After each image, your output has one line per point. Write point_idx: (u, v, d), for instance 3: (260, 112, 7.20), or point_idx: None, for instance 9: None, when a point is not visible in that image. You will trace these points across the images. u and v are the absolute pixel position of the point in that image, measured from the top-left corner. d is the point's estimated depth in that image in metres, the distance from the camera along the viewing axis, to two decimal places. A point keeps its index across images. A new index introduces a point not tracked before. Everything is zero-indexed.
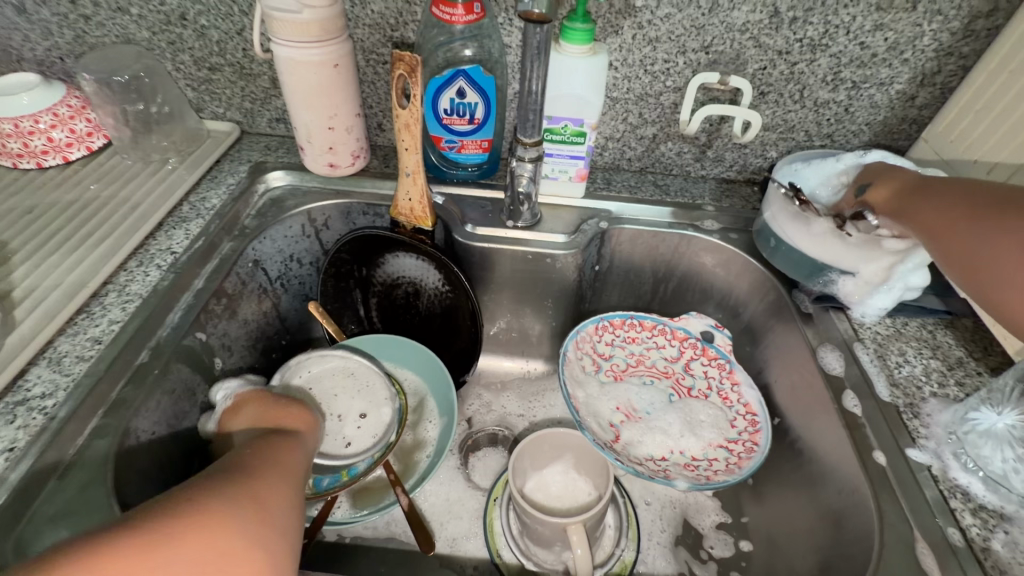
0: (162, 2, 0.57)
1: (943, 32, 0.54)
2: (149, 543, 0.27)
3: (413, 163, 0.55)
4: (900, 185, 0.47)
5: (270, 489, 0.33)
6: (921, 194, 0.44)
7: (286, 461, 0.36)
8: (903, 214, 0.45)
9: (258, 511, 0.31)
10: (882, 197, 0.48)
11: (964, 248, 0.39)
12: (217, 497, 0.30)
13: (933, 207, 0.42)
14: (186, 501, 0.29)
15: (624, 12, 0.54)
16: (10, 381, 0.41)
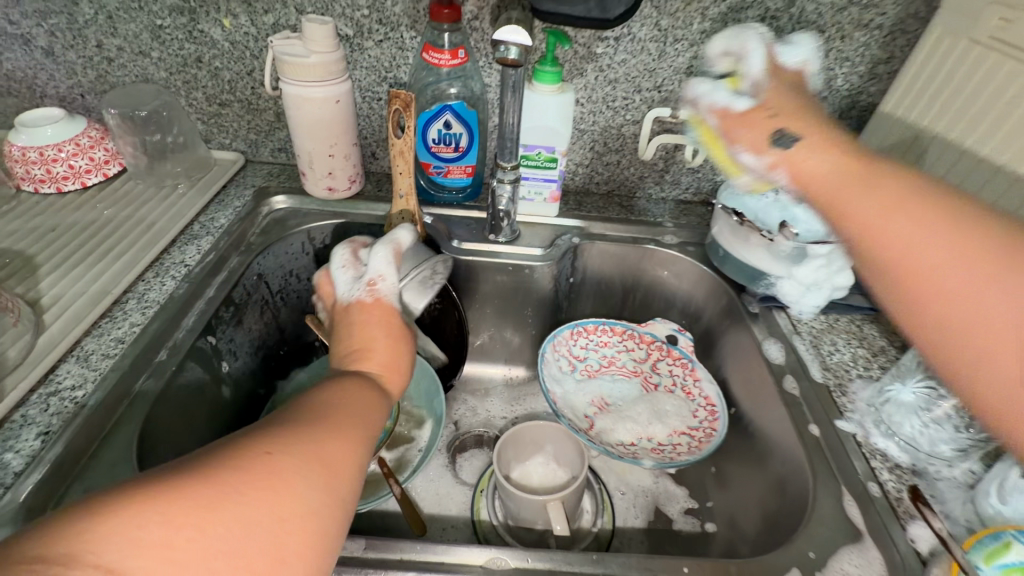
0: (181, 47, 0.65)
1: (853, 76, 0.64)
2: (219, 494, 0.27)
3: (406, 186, 0.62)
4: (836, 152, 0.39)
5: (340, 456, 0.33)
6: (851, 174, 0.37)
7: (362, 424, 0.37)
8: (829, 192, 0.38)
9: (324, 478, 0.31)
10: (810, 162, 0.40)
11: (896, 250, 0.33)
12: (290, 454, 0.31)
13: (861, 195, 0.35)
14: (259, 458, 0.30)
15: (586, 58, 0.64)
16: (42, 375, 0.45)
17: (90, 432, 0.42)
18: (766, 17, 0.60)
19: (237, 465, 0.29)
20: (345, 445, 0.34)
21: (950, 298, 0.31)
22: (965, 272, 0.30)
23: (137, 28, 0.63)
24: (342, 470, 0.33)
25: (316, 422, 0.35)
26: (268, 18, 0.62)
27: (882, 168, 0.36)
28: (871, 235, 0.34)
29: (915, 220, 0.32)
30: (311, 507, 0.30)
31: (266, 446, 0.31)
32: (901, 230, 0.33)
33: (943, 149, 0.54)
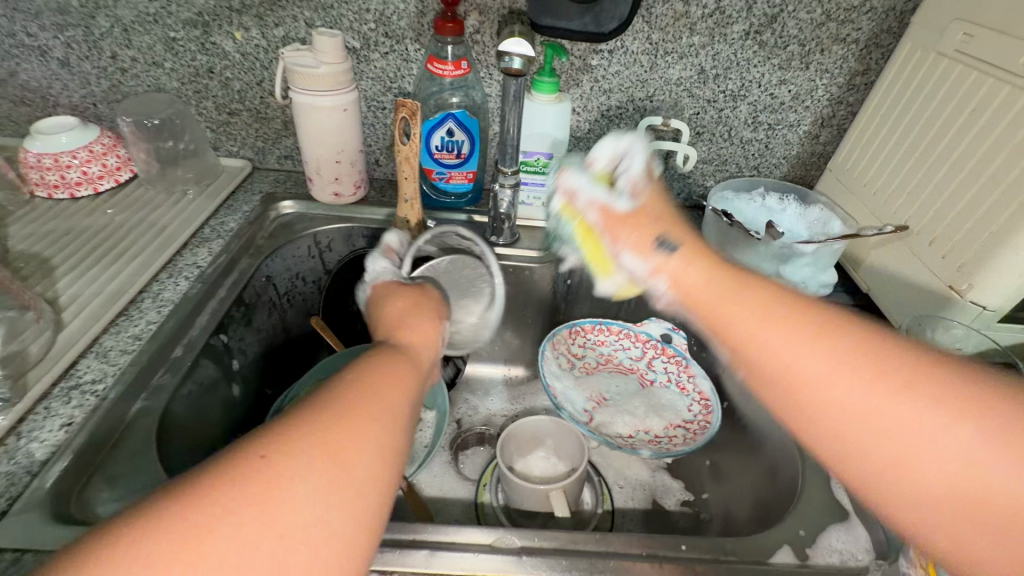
0: (193, 58, 0.67)
1: (832, 86, 0.68)
2: (213, 516, 0.25)
3: (411, 190, 0.65)
4: (712, 263, 0.41)
5: (354, 448, 0.30)
6: (732, 292, 0.38)
7: (381, 407, 0.33)
8: (719, 313, 0.38)
9: (334, 477, 0.28)
10: (693, 275, 0.41)
11: (799, 377, 0.34)
12: (294, 454, 0.28)
13: (753, 314, 0.36)
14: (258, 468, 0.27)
15: (582, 70, 0.67)
16: (63, 370, 0.47)
17: (111, 424, 0.44)
18: (750, 31, 0.64)
19: (235, 474, 0.27)
20: (360, 434, 0.31)
21: (864, 420, 0.32)
22: (865, 390, 0.32)
23: (151, 40, 0.66)
24: (358, 464, 0.30)
25: (326, 408, 0.31)
26: (278, 31, 0.65)
27: (756, 283, 0.38)
28: (772, 363, 0.35)
29: (808, 344, 0.34)
30: (323, 512, 0.27)
31: (264, 447, 0.28)
32: (799, 352, 0.34)
33: (920, 155, 0.56)
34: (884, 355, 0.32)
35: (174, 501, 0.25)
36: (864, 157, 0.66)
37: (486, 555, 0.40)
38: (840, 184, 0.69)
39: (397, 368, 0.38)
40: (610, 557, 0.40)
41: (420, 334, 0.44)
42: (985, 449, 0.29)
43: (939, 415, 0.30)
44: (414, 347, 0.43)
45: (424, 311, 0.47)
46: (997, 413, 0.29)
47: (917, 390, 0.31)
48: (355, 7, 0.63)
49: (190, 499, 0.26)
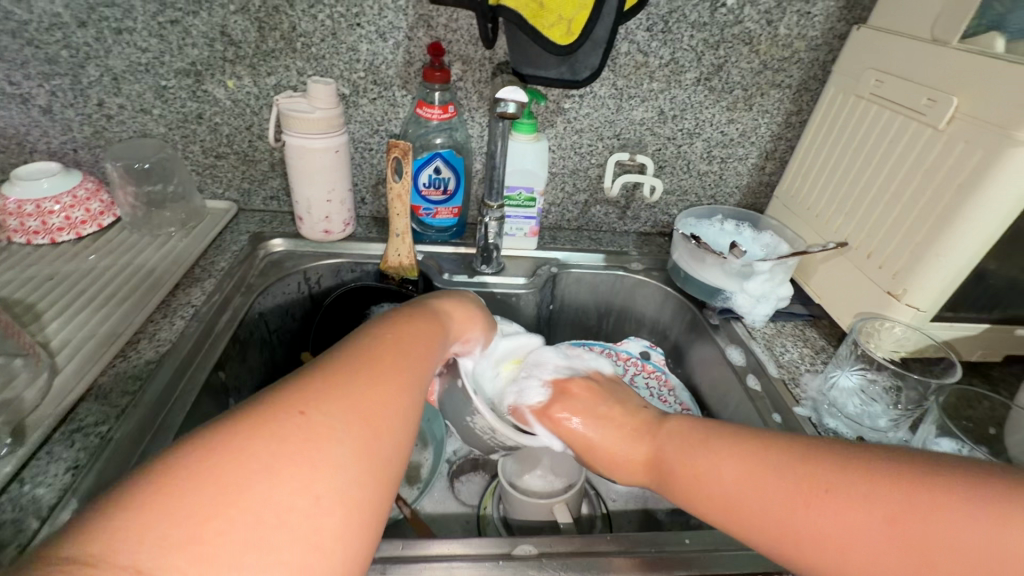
0: (183, 105, 0.69)
1: (772, 124, 0.78)
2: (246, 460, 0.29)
3: (403, 226, 0.69)
4: (639, 440, 0.47)
5: (381, 418, 0.35)
6: (665, 456, 0.45)
7: (403, 381, 0.38)
8: (664, 462, 0.44)
9: (364, 446, 0.33)
10: (632, 460, 0.47)
11: (730, 505, 0.39)
12: (330, 416, 0.33)
13: (686, 449, 0.43)
14: (281, 429, 0.31)
15: (556, 112, 0.74)
16: (63, 414, 0.46)
17: (118, 463, 0.43)
18: (701, 78, 0.73)
19: (280, 429, 0.31)
20: (386, 403, 0.36)
21: (786, 532, 0.36)
22: (780, 505, 0.37)
23: (142, 89, 0.68)
24: (381, 439, 0.34)
25: (352, 389, 0.35)
26: (270, 80, 0.68)
27: (678, 429, 0.46)
28: (703, 487, 0.41)
29: (723, 463, 0.41)
30: (354, 477, 0.31)
31: (303, 406, 0.33)
32: (725, 474, 0.40)
33: (851, 183, 0.65)
34: (783, 464, 0.38)
35: (231, 445, 0.29)
36: (803, 186, 0.75)
37: (504, 563, 0.42)
38: (786, 209, 0.78)
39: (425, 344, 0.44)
40: (623, 555, 0.43)
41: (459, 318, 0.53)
42: (879, 522, 0.33)
43: (840, 509, 0.34)
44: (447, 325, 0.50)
45: (468, 317, 0.54)
46: (880, 491, 0.34)
47: (814, 492, 0.36)
48: (346, 58, 0.67)
49: (232, 452, 0.29)
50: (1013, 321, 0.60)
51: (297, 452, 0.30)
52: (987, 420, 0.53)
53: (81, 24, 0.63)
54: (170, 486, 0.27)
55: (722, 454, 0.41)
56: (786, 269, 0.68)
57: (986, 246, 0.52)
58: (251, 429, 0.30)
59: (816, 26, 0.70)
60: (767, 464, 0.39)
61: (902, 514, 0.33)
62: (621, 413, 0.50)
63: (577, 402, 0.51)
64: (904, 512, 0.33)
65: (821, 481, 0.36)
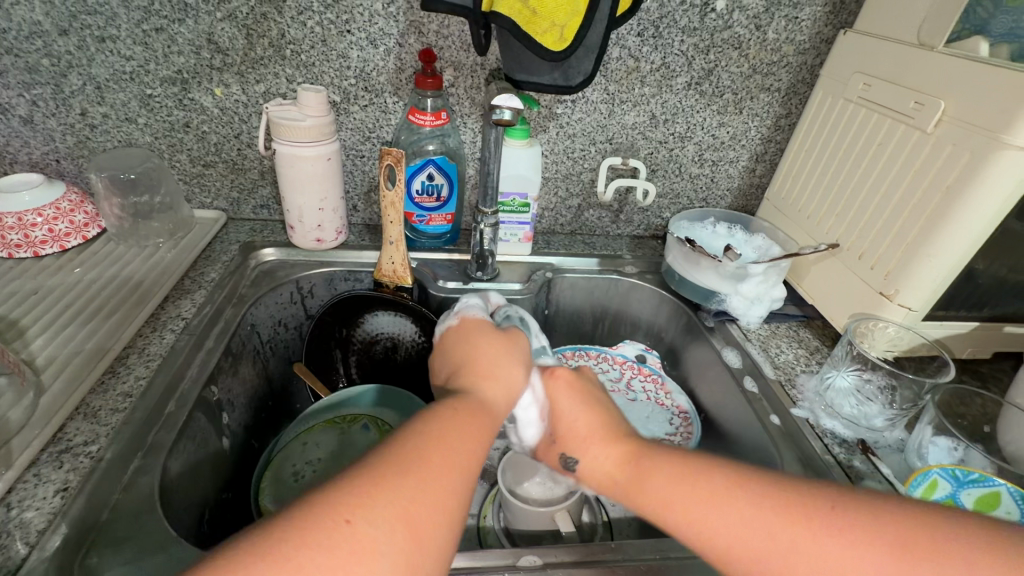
0: (169, 114, 0.68)
1: (762, 127, 0.79)
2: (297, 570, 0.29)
3: (397, 233, 0.68)
4: (620, 442, 0.45)
5: (427, 525, 0.33)
6: (649, 458, 0.43)
7: (453, 479, 0.36)
8: (642, 462, 0.43)
9: (409, 550, 0.32)
10: (605, 460, 0.45)
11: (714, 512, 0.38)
12: (375, 526, 0.31)
13: (673, 458, 0.42)
14: (331, 535, 0.30)
15: (549, 118, 0.74)
16: (51, 434, 0.45)
17: (109, 484, 0.42)
18: (692, 83, 0.73)
19: (327, 537, 0.30)
20: (433, 508, 0.34)
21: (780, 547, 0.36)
22: (778, 522, 0.36)
23: (127, 97, 0.66)
24: (429, 535, 0.33)
25: (408, 485, 0.34)
26: (259, 87, 0.67)
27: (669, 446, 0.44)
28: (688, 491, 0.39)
29: (713, 472, 0.40)
30: None
31: (350, 512, 0.32)
32: (716, 480, 0.39)
33: (841, 185, 0.66)
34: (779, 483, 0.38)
35: (277, 562, 0.29)
36: (793, 189, 0.76)
37: (509, 575, 0.42)
38: (777, 212, 0.79)
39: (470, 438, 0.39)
40: (629, 563, 0.43)
41: (501, 390, 0.45)
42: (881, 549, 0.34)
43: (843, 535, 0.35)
44: (491, 406, 0.43)
45: (506, 353, 0.49)
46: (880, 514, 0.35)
47: (814, 512, 0.36)
48: (336, 65, 0.66)
49: (280, 562, 0.29)
50: (1001, 319, 0.62)
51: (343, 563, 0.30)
52: (981, 418, 0.54)
53: (63, 32, 0.62)
54: None
55: (708, 476, 0.40)
56: (779, 271, 0.68)
57: (975, 247, 0.53)
58: (299, 537, 0.30)
59: (804, 31, 0.71)
60: (758, 492, 0.38)
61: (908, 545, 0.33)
62: (609, 415, 0.48)
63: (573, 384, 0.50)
64: (910, 539, 0.34)
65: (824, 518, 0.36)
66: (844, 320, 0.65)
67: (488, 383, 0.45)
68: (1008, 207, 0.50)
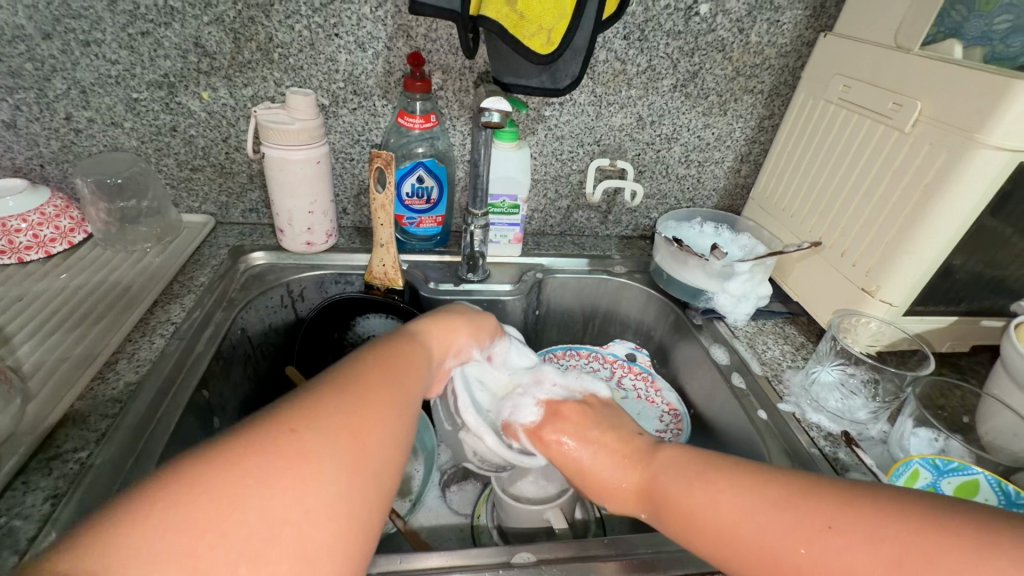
0: (156, 118, 0.68)
1: (746, 129, 0.80)
2: (242, 471, 0.30)
3: (387, 236, 0.68)
4: (631, 466, 0.46)
5: (371, 436, 0.35)
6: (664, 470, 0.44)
7: (394, 398, 0.39)
8: (656, 490, 0.43)
9: (354, 457, 0.33)
10: (622, 488, 0.46)
11: (726, 542, 0.38)
12: (319, 436, 0.33)
13: (683, 478, 0.42)
14: (275, 438, 0.32)
15: (537, 120, 0.75)
16: (40, 440, 0.44)
17: (100, 490, 0.42)
18: (677, 85, 0.74)
19: (271, 445, 0.31)
20: (375, 419, 0.36)
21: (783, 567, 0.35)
22: (777, 538, 0.36)
23: (112, 101, 0.66)
24: (373, 447, 0.35)
25: (352, 399, 0.36)
26: (247, 91, 0.67)
27: (672, 458, 0.44)
28: (700, 521, 0.40)
29: (723, 495, 0.40)
30: (345, 492, 0.32)
31: (292, 423, 0.33)
32: (723, 507, 0.39)
33: (823, 184, 0.68)
34: (784, 497, 0.38)
35: (224, 467, 0.30)
36: (777, 189, 0.78)
37: (504, 572, 0.42)
38: (762, 211, 0.80)
39: (411, 364, 0.44)
40: (621, 558, 0.44)
41: (441, 332, 0.52)
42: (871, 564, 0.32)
43: (838, 552, 0.34)
44: (429, 345, 0.49)
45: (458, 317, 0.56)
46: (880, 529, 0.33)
47: (814, 531, 0.35)
48: (324, 68, 0.67)
49: (224, 468, 0.30)
50: (979, 313, 0.63)
51: (288, 460, 0.31)
52: (959, 409, 0.56)
53: (46, 36, 0.61)
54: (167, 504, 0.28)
55: (728, 483, 0.40)
56: (765, 269, 0.69)
57: (953, 243, 0.54)
58: (245, 448, 0.31)
59: (785, 34, 0.72)
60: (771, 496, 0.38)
61: (903, 560, 0.32)
62: (617, 435, 0.49)
63: (568, 423, 0.50)
64: (908, 556, 0.32)
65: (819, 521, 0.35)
66: (829, 315, 0.66)
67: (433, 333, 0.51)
68: (989, 195, 0.51)
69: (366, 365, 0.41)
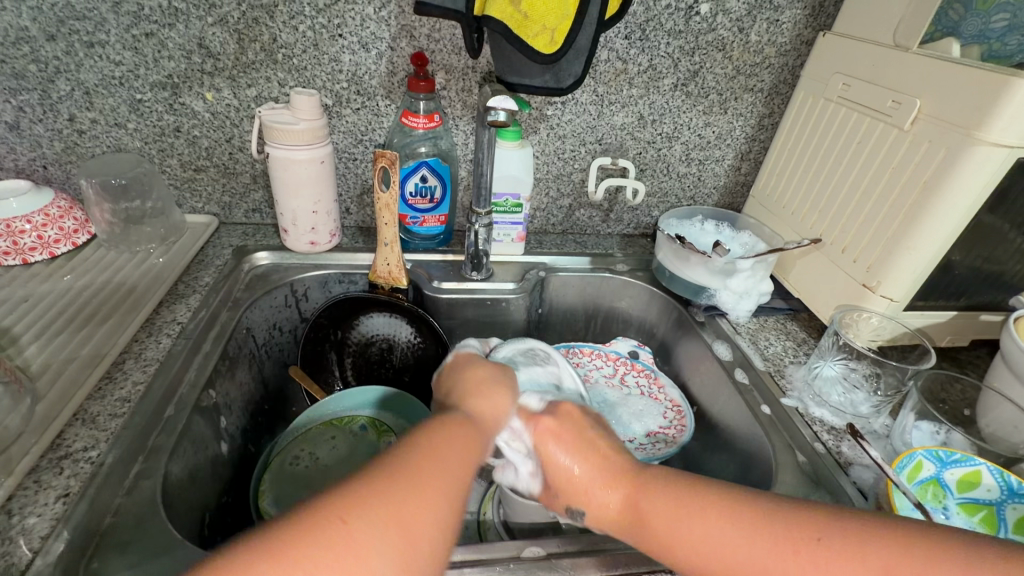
0: (160, 119, 0.68)
1: (746, 127, 0.81)
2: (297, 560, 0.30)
3: (391, 235, 0.68)
4: (616, 483, 0.44)
5: (420, 530, 0.34)
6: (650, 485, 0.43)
7: (445, 490, 0.37)
8: (642, 506, 0.42)
9: (404, 550, 0.33)
10: (606, 504, 0.44)
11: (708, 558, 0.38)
12: (368, 529, 0.33)
13: (668, 494, 0.42)
14: (326, 529, 0.32)
15: (539, 119, 0.75)
16: (50, 440, 0.45)
17: (111, 489, 0.42)
18: (678, 84, 0.75)
19: (325, 539, 0.31)
20: (427, 511, 0.35)
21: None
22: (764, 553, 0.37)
23: (116, 102, 0.66)
24: (422, 541, 0.34)
25: (404, 489, 0.35)
26: (250, 91, 0.67)
27: (663, 477, 0.43)
28: (686, 538, 0.40)
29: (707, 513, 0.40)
30: None
31: (346, 512, 0.33)
32: (714, 530, 0.39)
33: (823, 183, 0.68)
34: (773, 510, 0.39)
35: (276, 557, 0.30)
36: (777, 187, 0.78)
37: (513, 565, 0.42)
38: (762, 209, 0.81)
39: (463, 457, 0.40)
40: (628, 550, 0.44)
41: (493, 406, 0.47)
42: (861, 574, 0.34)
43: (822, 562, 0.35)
44: (481, 418, 0.45)
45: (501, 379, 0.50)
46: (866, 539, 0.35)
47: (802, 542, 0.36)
48: (328, 69, 0.67)
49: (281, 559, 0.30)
50: (978, 307, 0.64)
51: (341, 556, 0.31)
52: (960, 403, 0.56)
53: (50, 37, 0.61)
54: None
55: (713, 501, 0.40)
56: (767, 265, 0.70)
57: (951, 239, 0.55)
58: (297, 536, 0.31)
59: (784, 33, 0.73)
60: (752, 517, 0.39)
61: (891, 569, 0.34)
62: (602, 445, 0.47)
63: (566, 425, 0.48)
64: (898, 564, 0.34)
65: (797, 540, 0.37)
66: (830, 311, 0.67)
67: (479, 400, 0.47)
68: (975, 207, 0.53)
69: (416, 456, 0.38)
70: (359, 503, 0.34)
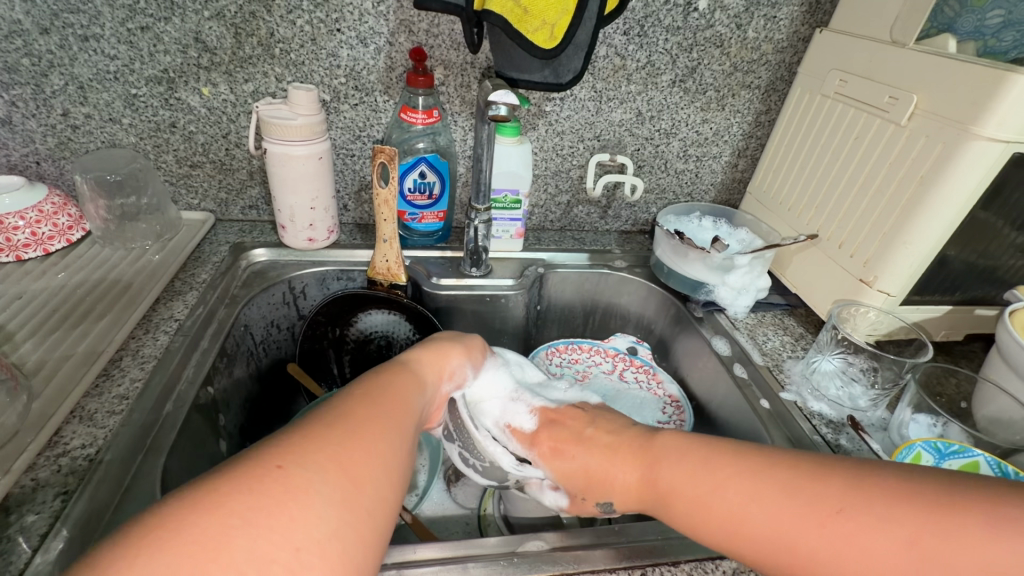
0: (155, 114, 0.67)
1: (744, 124, 0.81)
2: (232, 500, 0.29)
3: (390, 231, 0.68)
4: (630, 465, 0.47)
5: (362, 468, 0.34)
6: (652, 452, 0.46)
7: (386, 428, 0.39)
8: (658, 482, 0.44)
9: (348, 492, 0.32)
10: (624, 487, 0.46)
11: (733, 527, 0.39)
12: (308, 466, 0.32)
13: (680, 463, 0.44)
14: (262, 471, 0.31)
15: (538, 115, 0.75)
16: (48, 437, 0.44)
17: (110, 486, 0.42)
18: (676, 80, 0.75)
19: (261, 478, 0.31)
20: (370, 453, 0.35)
21: (795, 551, 0.36)
22: (792, 525, 0.37)
23: (110, 97, 0.65)
24: (366, 480, 0.34)
25: (343, 431, 0.36)
26: (247, 87, 0.67)
27: (668, 451, 0.45)
28: (707, 513, 0.41)
29: (721, 480, 0.41)
30: (334, 525, 0.31)
31: (282, 459, 0.32)
32: (729, 497, 0.40)
33: (822, 176, 0.68)
34: (759, 468, 0.40)
35: (214, 507, 0.29)
36: (775, 181, 0.79)
37: (518, 559, 0.42)
38: (760, 204, 0.81)
39: (403, 395, 0.44)
40: (633, 544, 0.44)
41: (433, 358, 0.51)
42: (893, 543, 0.33)
43: (823, 499, 0.37)
44: (423, 372, 0.49)
45: (448, 342, 0.55)
46: (896, 511, 0.34)
47: (829, 513, 0.36)
48: (326, 63, 0.66)
49: (224, 505, 0.29)
50: (972, 302, 0.65)
51: (276, 493, 0.30)
52: (956, 395, 0.58)
53: (44, 31, 0.60)
54: (164, 543, 0.27)
55: (720, 465, 0.42)
56: (765, 259, 0.70)
57: (946, 235, 0.56)
58: (240, 481, 0.31)
59: (781, 30, 0.73)
60: (741, 468, 0.41)
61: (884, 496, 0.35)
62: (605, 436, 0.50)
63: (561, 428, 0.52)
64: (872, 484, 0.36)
65: (789, 491, 0.38)
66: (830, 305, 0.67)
67: (424, 356, 0.51)
68: (978, 192, 0.53)
69: (350, 398, 0.40)
70: (296, 443, 0.34)
